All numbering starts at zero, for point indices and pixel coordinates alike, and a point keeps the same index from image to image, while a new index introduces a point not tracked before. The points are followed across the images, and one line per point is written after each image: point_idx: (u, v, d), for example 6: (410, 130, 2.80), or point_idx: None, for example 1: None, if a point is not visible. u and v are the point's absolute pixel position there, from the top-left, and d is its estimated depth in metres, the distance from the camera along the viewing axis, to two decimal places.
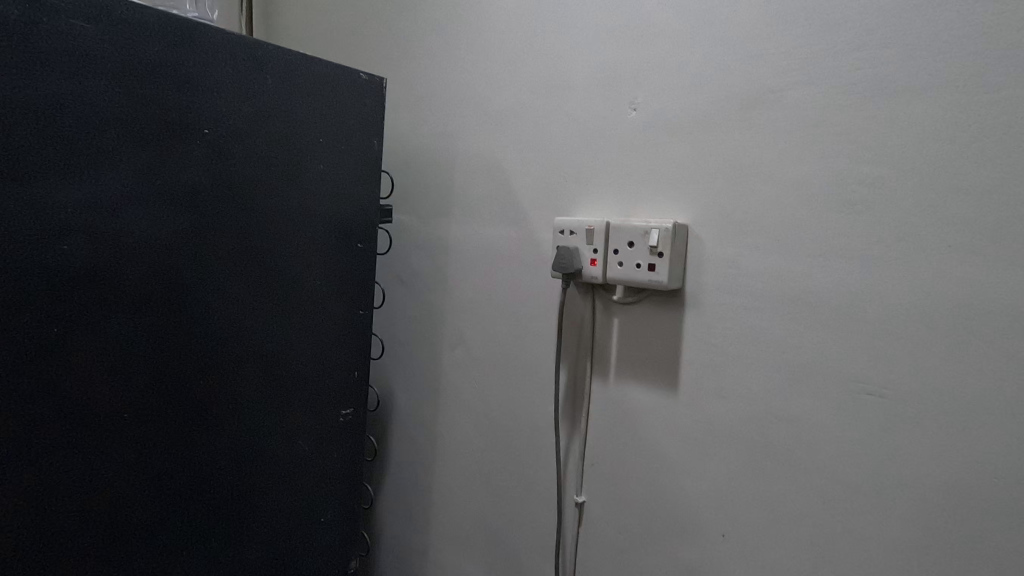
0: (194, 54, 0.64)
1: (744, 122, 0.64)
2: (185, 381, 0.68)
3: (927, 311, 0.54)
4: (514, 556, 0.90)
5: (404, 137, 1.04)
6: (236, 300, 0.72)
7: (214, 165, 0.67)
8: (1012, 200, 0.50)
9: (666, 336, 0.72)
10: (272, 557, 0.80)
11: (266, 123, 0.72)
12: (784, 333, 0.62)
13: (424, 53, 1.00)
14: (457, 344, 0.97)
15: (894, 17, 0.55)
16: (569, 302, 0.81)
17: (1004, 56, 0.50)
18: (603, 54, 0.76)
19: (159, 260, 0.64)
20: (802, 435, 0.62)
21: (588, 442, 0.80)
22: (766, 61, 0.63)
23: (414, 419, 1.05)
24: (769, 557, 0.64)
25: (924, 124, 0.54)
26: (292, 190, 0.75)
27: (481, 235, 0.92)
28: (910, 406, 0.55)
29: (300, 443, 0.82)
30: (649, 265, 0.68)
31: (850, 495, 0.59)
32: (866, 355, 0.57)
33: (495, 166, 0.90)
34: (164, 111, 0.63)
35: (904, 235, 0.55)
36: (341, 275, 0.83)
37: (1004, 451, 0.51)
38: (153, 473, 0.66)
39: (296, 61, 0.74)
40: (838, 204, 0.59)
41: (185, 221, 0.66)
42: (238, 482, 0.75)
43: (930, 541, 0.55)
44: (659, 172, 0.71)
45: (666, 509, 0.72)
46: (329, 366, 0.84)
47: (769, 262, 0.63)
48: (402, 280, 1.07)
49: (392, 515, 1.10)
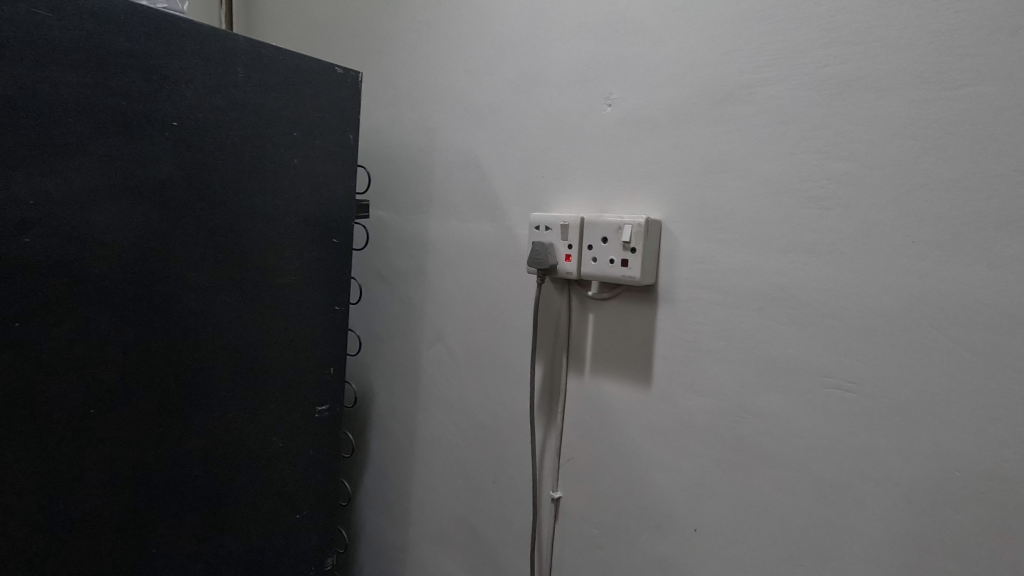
0: (162, 44, 0.64)
1: (716, 118, 0.65)
2: (155, 376, 0.67)
3: (892, 305, 0.54)
4: (491, 553, 0.89)
5: (383, 132, 1.04)
6: (208, 295, 0.71)
7: (184, 159, 0.67)
8: (974, 196, 0.50)
9: (640, 331, 0.72)
10: (247, 556, 0.79)
11: (238, 116, 0.71)
12: (755, 328, 0.63)
13: (403, 48, 1.00)
14: (436, 340, 0.97)
15: (861, 14, 0.56)
16: (546, 298, 0.82)
17: (966, 53, 0.51)
18: (578, 49, 0.76)
19: (127, 254, 0.63)
20: (771, 430, 0.62)
21: (565, 438, 0.80)
22: (737, 57, 0.63)
23: (394, 416, 1.05)
24: (740, 552, 0.64)
25: (889, 121, 0.54)
26: (265, 184, 0.75)
27: (459, 231, 0.92)
28: (876, 401, 0.56)
29: (275, 440, 0.81)
30: (623, 261, 0.68)
31: (818, 489, 0.59)
32: (833, 350, 0.58)
33: (473, 162, 0.89)
34: (131, 103, 0.62)
35: (870, 231, 0.56)
36: (316, 270, 0.82)
37: (965, 445, 0.51)
38: (122, 470, 0.65)
39: (268, 53, 0.73)
40: (806, 201, 0.59)
41: (154, 215, 0.65)
42: (211, 480, 0.74)
43: (896, 534, 0.55)
44: (633, 167, 0.71)
45: (641, 505, 0.72)
46: (305, 364, 0.83)
47: (740, 258, 0.63)
48: (381, 276, 1.06)
49: (372, 512, 1.10)
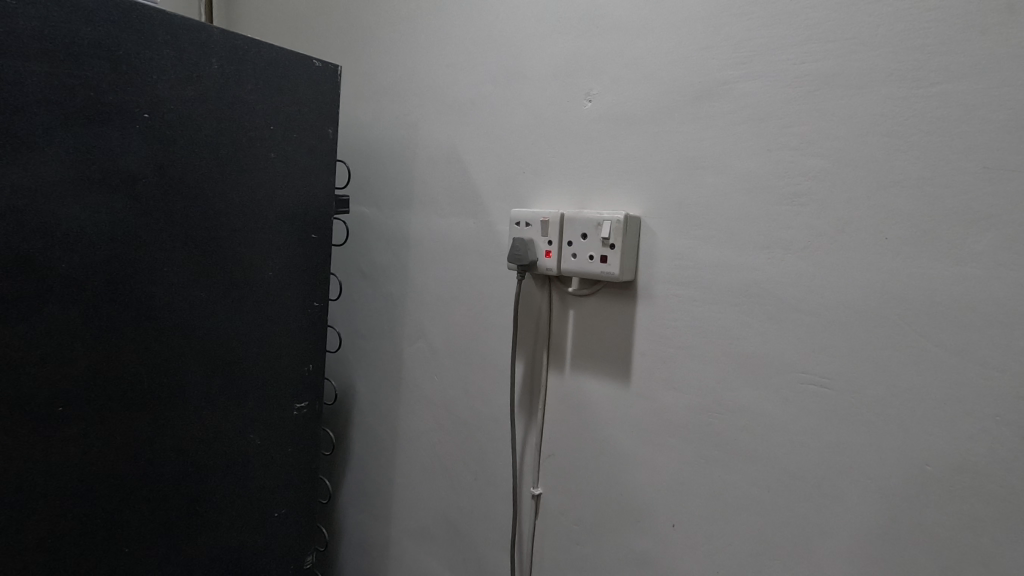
0: (131, 34, 0.62)
1: (695, 114, 0.64)
2: (126, 372, 0.66)
3: (865, 302, 0.55)
4: (472, 550, 0.89)
5: (365, 127, 1.03)
6: (181, 290, 0.70)
7: (155, 151, 0.65)
8: (944, 193, 0.51)
9: (620, 327, 0.72)
10: (224, 555, 0.78)
11: (211, 108, 0.70)
12: (731, 324, 0.63)
13: (384, 42, 0.99)
14: (417, 337, 0.96)
15: (835, 11, 0.56)
16: (526, 294, 0.81)
17: (937, 51, 0.51)
18: (558, 44, 0.76)
19: (97, 249, 0.62)
20: (747, 426, 0.62)
21: (545, 433, 0.80)
22: (715, 53, 0.63)
23: (375, 413, 1.04)
24: (717, 547, 0.65)
25: (862, 118, 0.55)
26: (240, 179, 0.74)
27: (441, 226, 0.91)
28: (849, 396, 0.56)
29: (253, 438, 0.80)
30: (602, 257, 0.68)
31: (793, 484, 0.60)
32: (808, 346, 0.58)
33: (454, 156, 0.89)
34: (101, 94, 0.61)
35: (843, 228, 0.56)
36: (294, 265, 0.81)
37: (935, 440, 0.52)
38: (91, 468, 0.64)
39: (243, 45, 0.72)
40: (782, 197, 0.59)
41: (124, 208, 0.64)
42: (186, 479, 0.73)
43: (867, 528, 0.56)
44: (611, 163, 0.71)
45: (619, 500, 0.73)
46: (283, 360, 0.82)
47: (717, 254, 0.64)
48: (363, 272, 1.05)
49: (354, 509, 1.09)
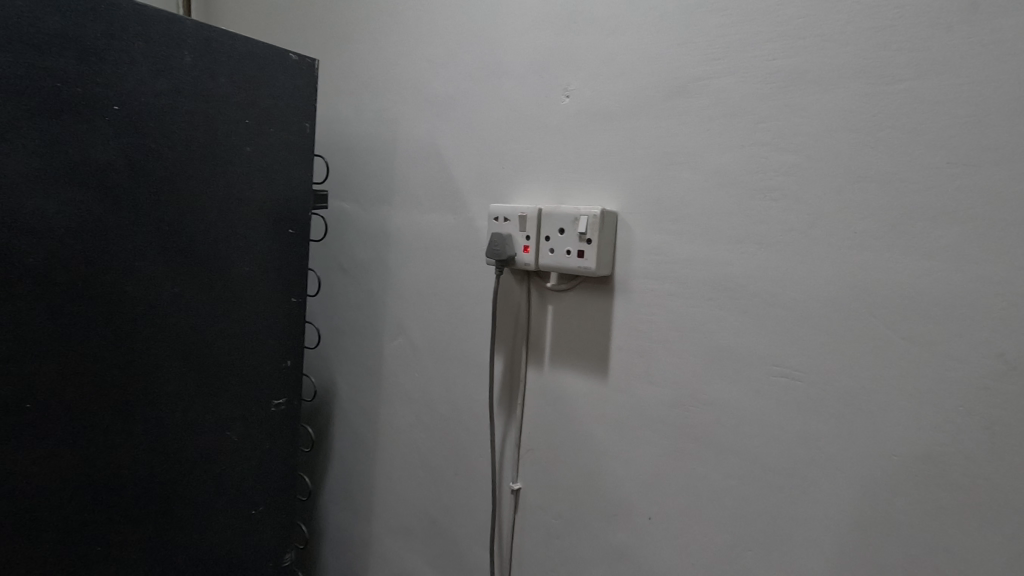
0: (100, 25, 0.61)
1: (670, 110, 0.65)
2: (98, 368, 0.65)
3: (834, 295, 0.56)
4: (454, 545, 0.89)
5: (345, 122, 1.02)
6: (154, 285, 0.69)
7: (126, 144, 0.65)
8: (911, 188, 0.52)
9: (597, 322, 0.72)
10: (201, 554, 0.78)
11: (184, 101, 0.69)
12: (706, 318, 0.64)
13: (363, 37, 0.98)
14: (397, 333, 0.96)
15: (806, 9, 0.57)
16: (506, 289, 0.82)
17: (903, 48, 0.52)
18: (537, 40, 0.76)
19: (67, 244, 0.61)
20: (721, 418, 0.63)
21: (524, 428, 0.80)
22: (690, 49, 0.63)
23: (356, 409, 1.04)
24: (692, 538, 0.65)
25: (832, 114, 0.55)
26: (215, 173, 0.73)
27: (421, 222, 0.91)
28: (818, 388, 0.57)
29: (230, 435, 0.79)
30: (579, 252, 0.68)
31: (765, 475, 0.61)
32: (779, 339, 0.59)
33: (434, 151, 0.88)
34: (68, 86, 0.60)
35: (814, 223, 0.57)
36: (272, 261, 0.81)
37: (902, 430, 0.53)
38: (62, 465, 0.63)
39: (216, 37, 0.71)
40: (755, 192, 0.60)
41: (94, 202, 0.63)
42: (161, 476, 0.72)
43: (838, 518, 0.57)
44: (589, 159, 0.71)
45: (596, 493, 0.73)
46: (260, 357, 0.81)
47: (692, 249, 0.64)
48: (343, 268, 1.05)
49: (335, 506, 1.09)
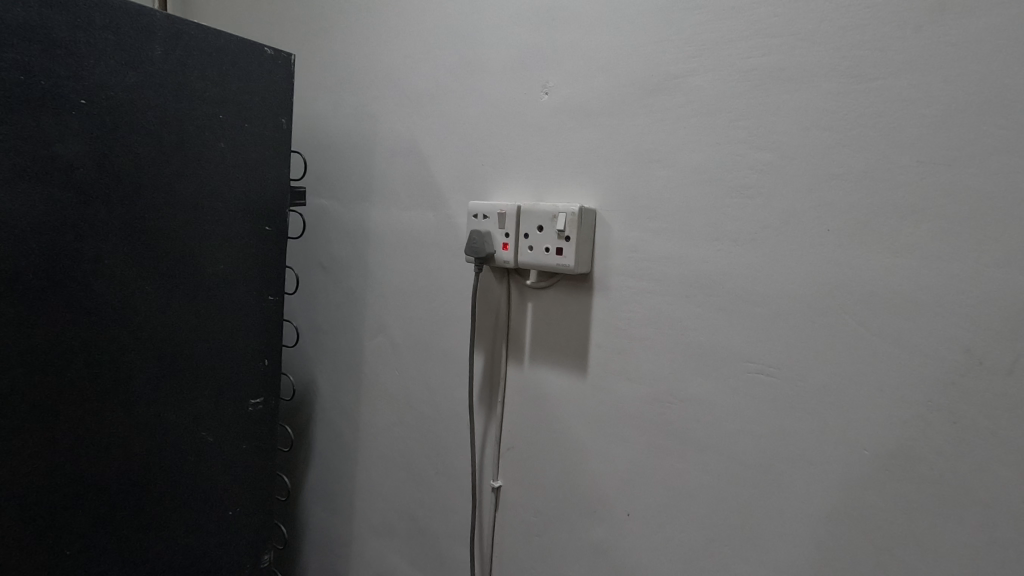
0: (66, 16, 0.60)
1: (647, 107, 0.65)
2: (66, 367, 0.63)
3: (808, 292, 0.56)
4: (435, 544, 0.89)
5: (324, 117, 1.01)
6: (126, 282, 0.67)
7: (94, 138, 0.63)
8: (881, 186, 0.52)
9: (575, 320, 0.73)
10: (176, 555, 0.76)
11: (155, 95, 0.67)
12: (683, 315, 0.64)
13: (342, 31, 0.97)
14: (377, 331, 0.95)
15: (779, 8, 0.57)
16: (485, 287, 0.81)
17: (874, 48, 0.52)
18: (515, 35, 0.75)
19: (33, 240, 0.60)
20: (698, 414, 0.63)
21: (504, 426, 0.80)
22: (667, 46, 0.64)
23: (336, 408, 1.03)
24: (670, 533, 0.66)
25: (805, 113, 0.56)
26: (188, 169, 0.71)
27: (401, 218, 0.90)
28: (792, 384, 0.58)
29: (206, 435, 0.78)
30: (558, 249, 0.68)
31: (740, 471, 0.61)
32: (754, 336, 0.60)
33: (413, 147, 0.88)
34: (33, 78, 0.58)
35: (788, 220, 0.57)
36: (248, 258, 0.79)
37: (873, 425, 0.54)
38: (28, 466, 0.62)
39: (187, 30, 0.70)
40: (731, 189, 0.60)
41: (59, 197, 0.61)
42: (135, 477, 0.71)
43: (812, 513, 0.57)
44: (567, 156, 0.71)
45: (576, 490, 0.73)
46: (236, 356, 0.80)
47: (668, 246, 0.64)
48: (322, 265, 1.04)
49: (316, 506, 1.08)
